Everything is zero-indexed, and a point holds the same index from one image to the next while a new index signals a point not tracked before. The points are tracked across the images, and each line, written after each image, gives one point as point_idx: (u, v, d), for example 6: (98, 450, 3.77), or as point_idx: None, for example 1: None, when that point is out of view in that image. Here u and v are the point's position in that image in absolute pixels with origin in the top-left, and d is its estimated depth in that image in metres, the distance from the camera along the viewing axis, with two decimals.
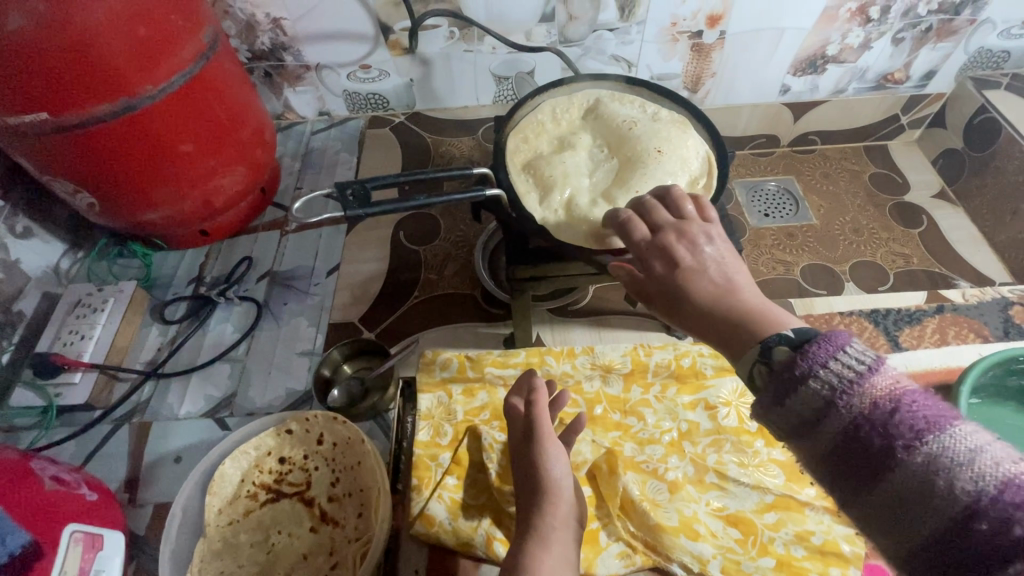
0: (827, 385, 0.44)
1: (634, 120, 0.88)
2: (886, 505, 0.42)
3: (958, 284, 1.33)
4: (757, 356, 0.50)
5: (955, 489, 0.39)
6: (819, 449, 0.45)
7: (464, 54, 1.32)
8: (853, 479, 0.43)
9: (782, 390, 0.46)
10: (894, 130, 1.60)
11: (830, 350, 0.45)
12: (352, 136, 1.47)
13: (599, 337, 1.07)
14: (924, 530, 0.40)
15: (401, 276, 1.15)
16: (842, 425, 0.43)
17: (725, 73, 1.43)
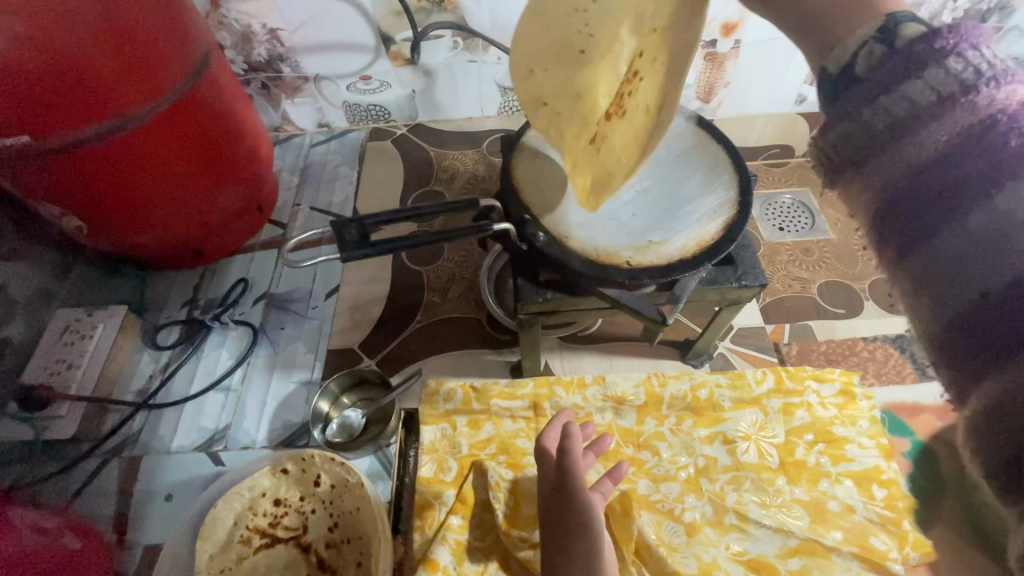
0: (963, 64, 0.34)
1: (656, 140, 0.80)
2: (960, 252, 0.31)
3: None
4: (875, 31, 0.37)
5: None
6: (883, 179, 0.35)
7: (468, 64, 1.28)
8: (917, 220, 0.34)
9: (881, 86, 0.36)
10: None
11: (971, 31, 0.35)
12: (352, 148, 1.42)
13: (610, 365, 1.02)
14: (1005, 282, 0.30)
15: (403, 299, 1.10)
16: (942, 135, 0.33)
17: (740, 82, 1.38)
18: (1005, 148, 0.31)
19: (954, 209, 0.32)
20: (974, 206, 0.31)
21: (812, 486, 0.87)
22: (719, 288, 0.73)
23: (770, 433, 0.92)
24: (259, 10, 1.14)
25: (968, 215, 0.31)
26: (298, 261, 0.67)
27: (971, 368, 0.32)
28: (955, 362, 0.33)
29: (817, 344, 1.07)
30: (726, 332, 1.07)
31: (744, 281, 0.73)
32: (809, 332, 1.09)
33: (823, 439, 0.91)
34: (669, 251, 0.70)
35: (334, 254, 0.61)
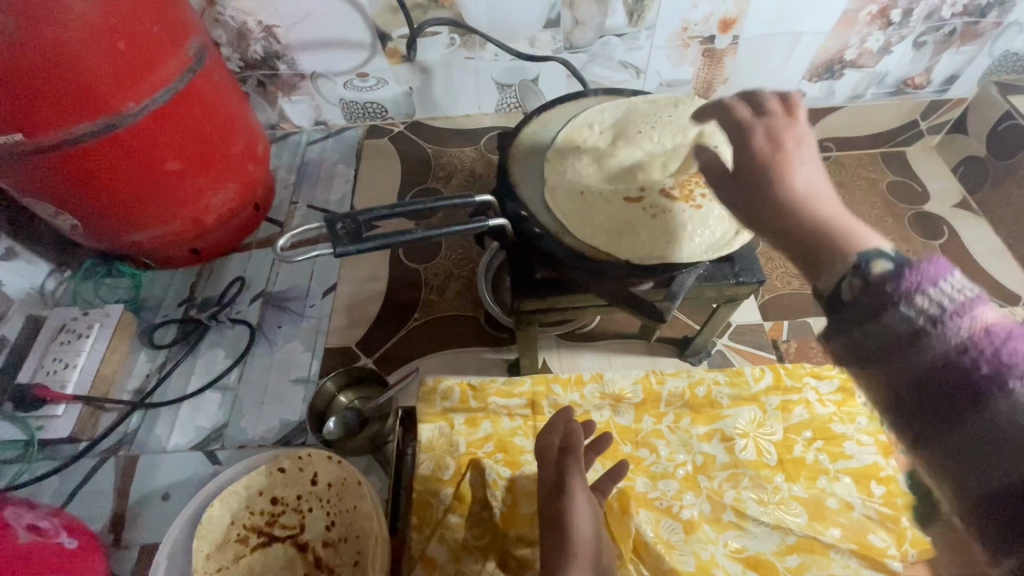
0: (931, 303, 0.37)
1: (691, 132, 0.77)
2: (972, 443, 0.36)
3: None
4: (850, 268, 0.42)
5: None
6: (894, 379, 0.39)
7: (465, 61, 1.27)
8: (929, 417, 0.37)
9: (867, 309, 0.40)
10: (912, 136, 1.54)
11: (937, 272, 0.38)
12: (349, 146, 1.42)
13: (608, 363, 1.02)
14: (1019, 476, 0.35)
15: (401, 297, 1.10)
16: (932, 356, 0.37)
17: (739, 79, 1.37)
18: (978, 372, 0.36)
19: (960, 407, 0.36)
20: (979, 414, 0.36)
21: (810, 484, 0.87)
22: (716, 286, 0.72)
23: (768, 430, 0.92)
24: (255, 7, 1.14)
25: (969, 420, 0.36)
26: (293, 256, 0.66)
27: (992, 540, 0.36)
28: (978, 533, 0.37)
29: (816, 341, 1.07)
30: (724, 329, 1.07)
31: (741, 279, 0.72)
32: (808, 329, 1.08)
33: (821, 436, 0.91)
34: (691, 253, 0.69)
35: (328, 250, 0.60)
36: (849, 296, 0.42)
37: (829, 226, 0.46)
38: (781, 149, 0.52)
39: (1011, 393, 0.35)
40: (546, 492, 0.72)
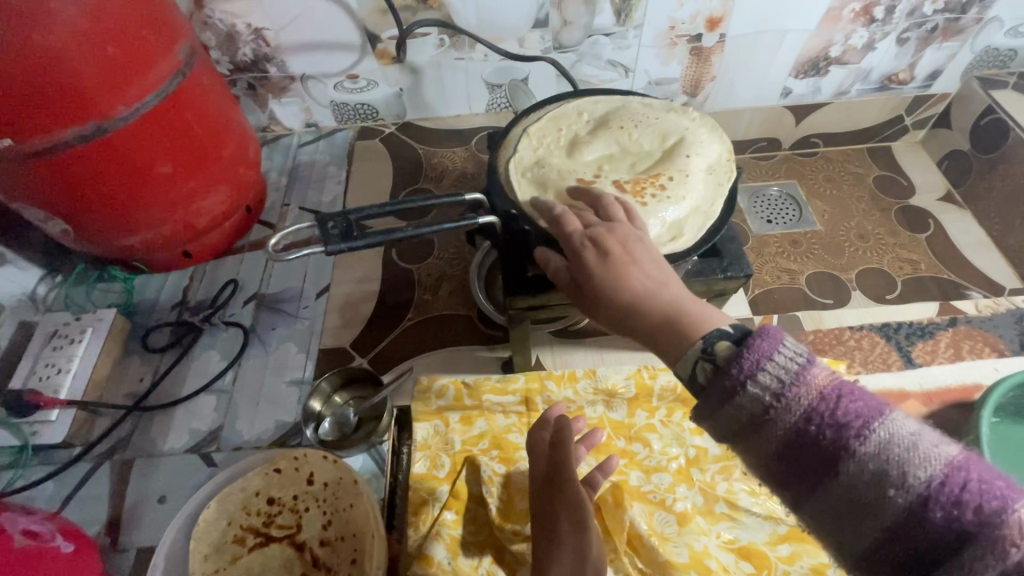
0: (773, 379, 0.44)
1: (673, 139, 0.78)
2: (844, 500, 0.43)
3: (970, 293, 1.30)
4: (701, 353, 0.49)
5: (913, 475, 0.40)
6: (765, 449, 0.45)
7: (455, 62, 1.28)
8: (801, 481, 0.44)
9: (726, 393, 0.46)
10: (898, 131, 1.57)
11: (770, 346, 0.45)
12: (341, 148, 1.42)
13: (601, 359, 1.02)
14: (888, 521, 0.41)
15: (394, 297, 1.10)
16: (787, 428, 0.43)
17: (726, 77, 1.38)
18: (827, 437, 0.43)
19: (827, 470, 0.43)
20: (840, 472, 0.42)
21: None
22: (704, 280, 0.73)
23: None
24: (244, 10, 1.14)
25: (833, 480, 0.43)
26: (288, 256, 0.67)
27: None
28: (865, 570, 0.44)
29: (805, 334, 1.07)
30: None
31: (729, 273, 0.73)
32: (797, 323, 1.09)
33: None
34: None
35: (320, 251, 0.61)
36: (704, 382, 0.48)
37: (665, 314, 0.55)
38: (609, 256, 0.60)
39: (858, 453, 0.42)
40: (540, 486, 0.74)
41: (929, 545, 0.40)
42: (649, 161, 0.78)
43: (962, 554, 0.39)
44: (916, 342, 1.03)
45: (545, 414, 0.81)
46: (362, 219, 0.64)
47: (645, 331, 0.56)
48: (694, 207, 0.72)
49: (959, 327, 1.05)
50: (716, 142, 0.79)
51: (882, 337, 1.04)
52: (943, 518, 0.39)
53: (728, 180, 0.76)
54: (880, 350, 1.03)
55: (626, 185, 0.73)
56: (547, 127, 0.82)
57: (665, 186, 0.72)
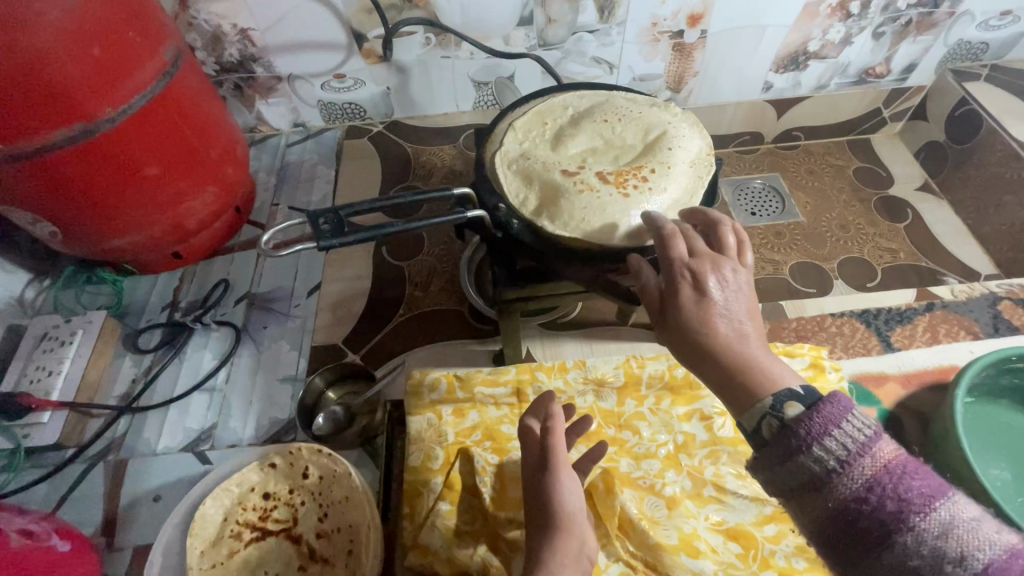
0: (838, 445, 0.46)
1: (655, 132, 0.81)
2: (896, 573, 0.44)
3: (946, 279, 1.34)
4: (769, 408, 0.51)
5: (972, 560, 0.42)
6: (819, 511, 0.47)
7: (442, 60, 1.29)
8: (854, 548, 0.46)
9: (786, 449, 0.48)
10: (876, 123, 1.60)
11: (837, 412, 0.47)
12: (329, 147, 1.42)
13: (590, 350, 1.04)
14: None
15: (385, 294, 1.11)
16: (845, 494, 0.45)
17: (708, 72, 1.41)
18: (887, 508, 0.44)
19: (882, 540, 0.44)
20: (898, 544, 0.43)
21: None
22: None
23: None
24: (229, 10, 1.14)
25: (889, 555, 0.44)
26: (279, 253, 0.68)
27: None
28: None
29: (788, 322, 1.10)
30: None
31: None
32: (780, 311, 1.11)
33: None
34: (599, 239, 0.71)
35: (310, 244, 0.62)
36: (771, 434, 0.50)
37: (744, 363, 0.55)
38: (706, 297, 0.58)
39: (917, 529, 0.43)
40: (528, 474, 0.74)
41: None
42: (632, 154, 0.80)
43: None
44: (895, 327, 1.06)
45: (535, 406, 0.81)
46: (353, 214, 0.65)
47: (722, 372, 0.56)
48: (678, 197, 0.75)
49: (936, 312, 1.08)
50: (697, 135, 0.81)
51: (863, 323, 1.07)
52: None
53: (708, 173, 0.78)
54: (860, 335, 1.06)
55: (609, 176, 0.75)
56: (533, 121, 0.84)
57: (648, 178, 0.75)
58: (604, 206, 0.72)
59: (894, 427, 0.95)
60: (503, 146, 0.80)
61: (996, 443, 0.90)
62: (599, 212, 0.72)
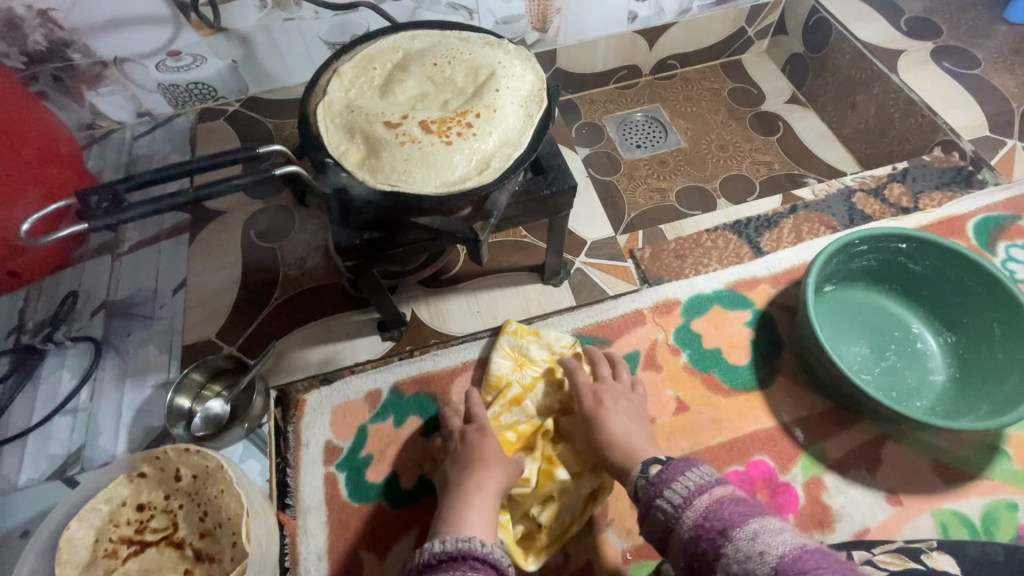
0: (679, 492, 0.61)
1: (484, 74, 0.77)
2: (691, 559, 0.57)
3: (809, 181, 1.43)
4: (638, 472, 0.68)
5: (695, 542, 0.57)
6: (650, 524, 0.62)
7: (285, 24, 1.19)
8: (653, 533, 0.62)
9: (655, 484, 0.64)
10: (743, 43, 1.65)
11: (680, 469, 0.63)
12: (181, 135, 1.31)
13: (476, 301, 1.02)
14: (696, 556, 0.56)
15: (257, 279, 1.05)
16: (670, 516, 0.60)
17: (571, 7, 1.39)
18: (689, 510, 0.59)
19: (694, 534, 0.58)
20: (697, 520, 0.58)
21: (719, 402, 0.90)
22: (533, 199, 0.75)
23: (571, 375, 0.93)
24: None
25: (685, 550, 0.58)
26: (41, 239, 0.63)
27: None
28: None
29: (668, 243, 1.11)
30: (579, 248, 1.08)
31: (555, 187, 0.75)
32: (660, 235, 1.13)
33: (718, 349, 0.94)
34: (419, 189, 0.68)
35: (82, 228, 0.59)
36: (637, 493, 0.66)
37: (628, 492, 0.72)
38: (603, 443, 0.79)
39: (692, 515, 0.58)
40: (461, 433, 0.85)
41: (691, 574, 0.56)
42: (462, 98, 0.77)
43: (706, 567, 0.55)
44: (764, 233, 1.11)
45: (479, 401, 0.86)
46: (134, 186, 0.63)
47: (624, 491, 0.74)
48: (504, 140, 0.72)
49: (799, 213, 1.14)
50: (529, 73, 0.78)
51: (734, 234, 1.11)
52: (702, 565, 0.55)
53: (540, 109, 0.75)
54: (732, 246, 1.10)
55: (432, 125, 0.72)
56: (359, 67, 0.80)
57: (472, 124, 0.72)
58: (425, 156, 0.69)
59: (766, 324, 1.00)
60: (327, 97, 0.76)
61: (854, 323, 0.97)
62: (420, 162, 0.69)
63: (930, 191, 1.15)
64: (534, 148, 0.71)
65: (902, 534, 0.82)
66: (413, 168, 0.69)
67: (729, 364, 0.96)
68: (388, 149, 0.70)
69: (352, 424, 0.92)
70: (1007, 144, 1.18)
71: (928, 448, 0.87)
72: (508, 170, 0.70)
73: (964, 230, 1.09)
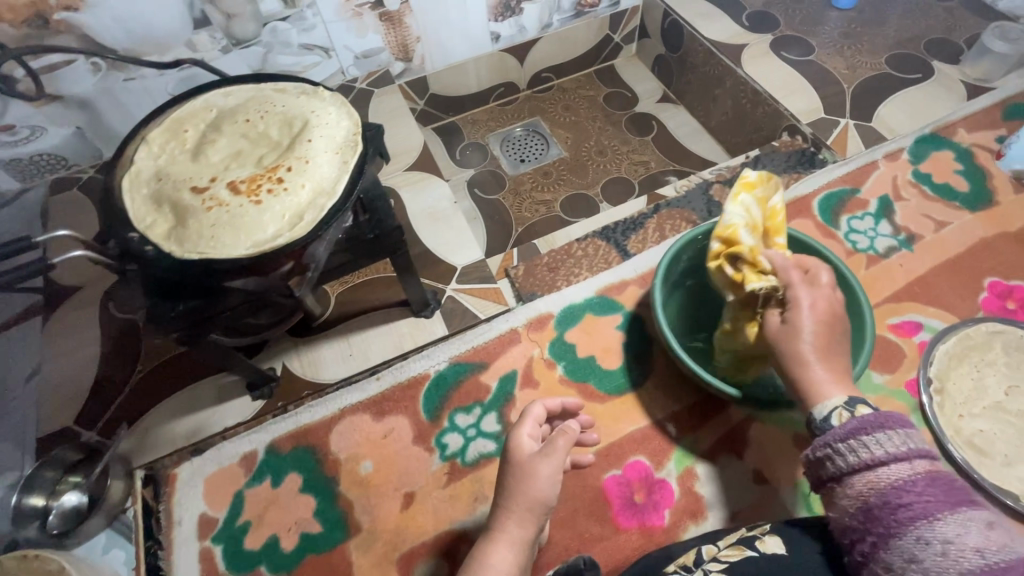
0: (878, 448, 0.57)
1: (298, 124, 0.77)
2: (850, 514, 0.57)
3: (671, 180, 1.50)
4: (843, 403, 0.63)
5: (872, 503, 0.55)
6: (810, 456, 0.62)
7: (127, 83, 1.15)
8: (816, 468, 0.62)
9: (845, 429, 0.60)
10: (613, 49, 1.71)
11: (891, 422, 0.58)
12: (33, 208, 1.24)
13: (348, 345, 1.01)
14: (860, 514, 0.55)
15: (119, 354, 1.01)
16: (845, 464, 0.58)
17: (430, 34, 1.39)
18: (858, 462, 0.57)
19: (857, 486, 0.57)
20: (869, 474, 0.56)
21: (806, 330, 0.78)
22: (356, 245, 0.77)
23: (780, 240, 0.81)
24: None
25: (844, 497, 0.58)
26: None
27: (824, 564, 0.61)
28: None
29: (540, 258, 1.13)
30: (449, 276, 1.08)
31: (376, 232, 0.77)
32: (534, 250, 1.16)
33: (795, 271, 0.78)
34: (229, 252, 0.67)
35: None
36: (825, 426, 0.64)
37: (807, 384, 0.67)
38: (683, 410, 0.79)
39: (875, 474, 0.56)
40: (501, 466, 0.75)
41: (849, 523, 0.56)
42: (277, 151, 0.76)
43: (868, 530, 0.54)
44: (631, 235, 1.15)
45: (526, 410, 0.79)
46: None
47: (810, 376, 0.67)
48: (317, 191, 0.72)
49: (662, 211, 1.18)
50: (345, 117, 0.78)
51: (602, 240, 1.14)
52: (867, 523, 0.54)
53: (356, 154, 0.75)
54: (602, 252, 1.13)
55: (241, 185, 0.71)
56: (169, 132, 0.78)
57: (283, 178, 0.71)
58: (233, 218, 0.68)
59: (636, 325, 1.04)
60: (134, 167, 0.74)
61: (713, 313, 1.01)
62: (227, 225, 0.68)
63: (778, 175, 1.22)
64: (348, 196, 0.71)
65: (766, 514, 0.86)
66: (220, 233, 0.67)
67: (604, 370, 0.99)
68: (194, 216, 0.69)
69: (227, 491, 0.90)
70: (840, 124, 1.26)
71: (788, 424, 0.92)
72: (321, 222, 0.69)
73: (811, 209, 1.16)
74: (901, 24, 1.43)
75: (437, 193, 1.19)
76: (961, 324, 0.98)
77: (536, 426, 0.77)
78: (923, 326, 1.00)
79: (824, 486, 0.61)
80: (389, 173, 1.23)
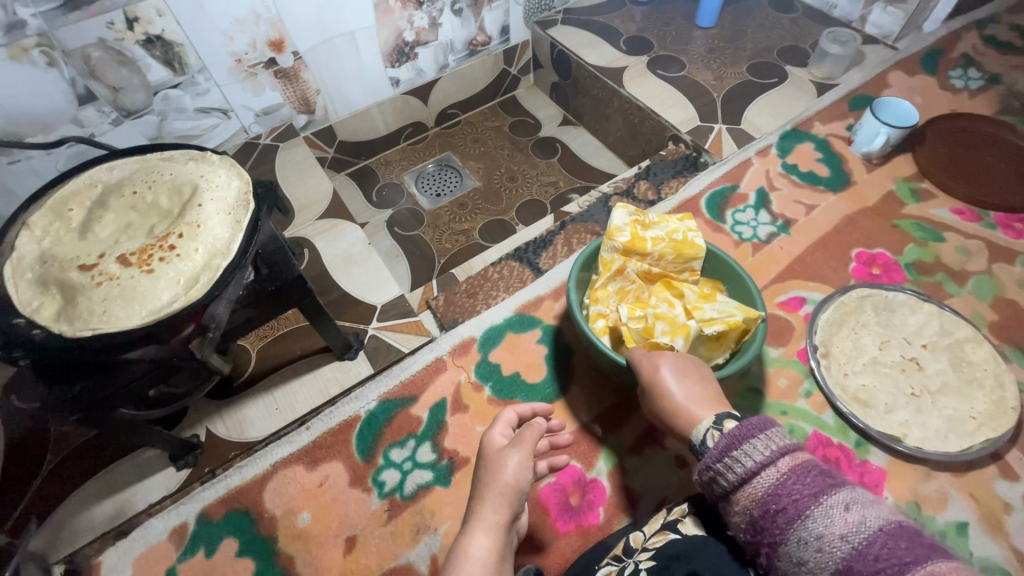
0: (751, 459, 0.63)
1: (188, 190, 0.78)
2: (743, 525, 0.63)
3: (574, 198, 1.59)
4: (712, 424, 0.70)
5: (755, 512, 0.61)
6: (701, 478, 0.68)
7: (11, 166, 1.11)
8: (708, 488, 0.68)
9: (723, 446, 0.66)
10: (511, 81, 1.82)
11: (758, 430, 0.64)
12: None
13: (274, 399, 1.01)
14: (751, 525, 0.61)
15: (24, 448, 0.95)
16: (728, 479, 0.64)
17: (329, 86, 1.43)
18: (739, 476, 0.63)
19: (741, 499, 0.63)
20: (748, 483, 0.62)
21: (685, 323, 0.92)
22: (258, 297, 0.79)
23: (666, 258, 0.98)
24: None
25: (732, 511, 0.64)
26: None
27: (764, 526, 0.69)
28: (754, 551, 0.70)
29: (459, 286, 1.17)
30: (369, 316, 1.11)
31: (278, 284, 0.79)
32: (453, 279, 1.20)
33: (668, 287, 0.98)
34: (123, 325, 0.67)
35: None
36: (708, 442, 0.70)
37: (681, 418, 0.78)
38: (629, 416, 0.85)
39: (753, 483, 0.62)
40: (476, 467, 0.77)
41: (744, 535, 0.63)
42: (168, 220, 0.77)
43: (761, 539, 0.60)
44: (542, 253, 1.21)
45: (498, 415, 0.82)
46: None
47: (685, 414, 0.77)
48: (210, 252, 0.73)
49: (568, 227, 1.26)
50: (235, 178, 0.80)
51: (516, 261, 1.20)
52: (758, 533, 0.60)
53: (248, 212, 0.77)
54: (516, 273, 1.18)
55: (132, 257, 0.72)
56: (52, 213, 0.77)
57: (175, 245, 0.72)
58: (125, 291, 0.69)
59: (555, 337, 1.09)
60: (16, 253, 0.73)
61: None
62: (119, 299, 0.68)
63: (668, 180, 1.33)
64: (242, 254, 0.73)
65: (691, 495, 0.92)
66: (112, 308, 0.67)
67: (529, 384, 1.03)
68: (83, 295, 0.68)
69: (159, 571, 0.86)
70: (715, 130, 1.40)
71: None
72: (218, 283, 0.71)
73: (699, 209, 1.27)
74: (755, 37, 1.61)
75: (351, 238, 1.23)
76: (837, 293, 1.10)
77: (507, 427, 0.80)
78: (806, 300, 1.11)
79: (714, 499, 0.68)
80: (302, 224, 1.26)
